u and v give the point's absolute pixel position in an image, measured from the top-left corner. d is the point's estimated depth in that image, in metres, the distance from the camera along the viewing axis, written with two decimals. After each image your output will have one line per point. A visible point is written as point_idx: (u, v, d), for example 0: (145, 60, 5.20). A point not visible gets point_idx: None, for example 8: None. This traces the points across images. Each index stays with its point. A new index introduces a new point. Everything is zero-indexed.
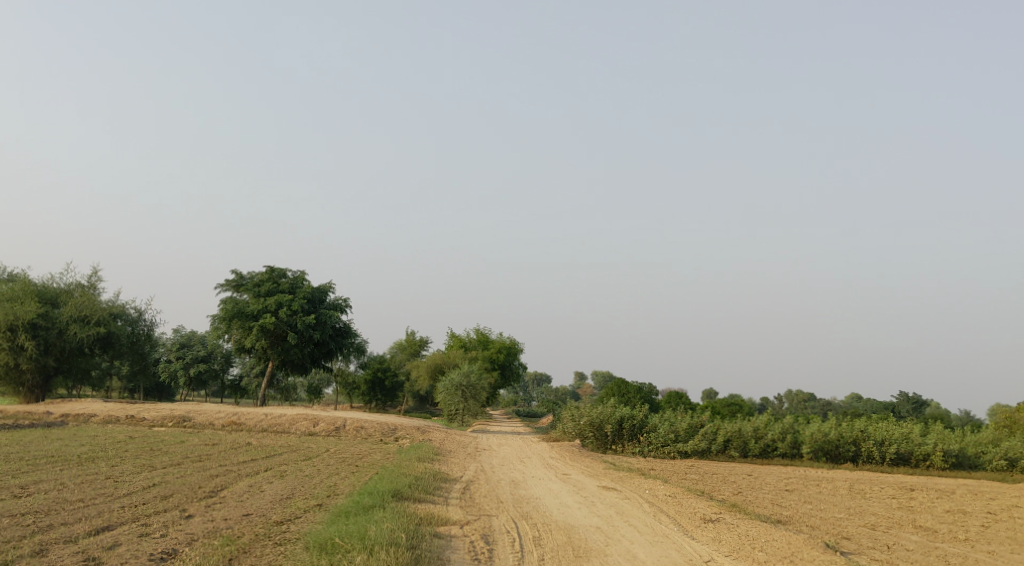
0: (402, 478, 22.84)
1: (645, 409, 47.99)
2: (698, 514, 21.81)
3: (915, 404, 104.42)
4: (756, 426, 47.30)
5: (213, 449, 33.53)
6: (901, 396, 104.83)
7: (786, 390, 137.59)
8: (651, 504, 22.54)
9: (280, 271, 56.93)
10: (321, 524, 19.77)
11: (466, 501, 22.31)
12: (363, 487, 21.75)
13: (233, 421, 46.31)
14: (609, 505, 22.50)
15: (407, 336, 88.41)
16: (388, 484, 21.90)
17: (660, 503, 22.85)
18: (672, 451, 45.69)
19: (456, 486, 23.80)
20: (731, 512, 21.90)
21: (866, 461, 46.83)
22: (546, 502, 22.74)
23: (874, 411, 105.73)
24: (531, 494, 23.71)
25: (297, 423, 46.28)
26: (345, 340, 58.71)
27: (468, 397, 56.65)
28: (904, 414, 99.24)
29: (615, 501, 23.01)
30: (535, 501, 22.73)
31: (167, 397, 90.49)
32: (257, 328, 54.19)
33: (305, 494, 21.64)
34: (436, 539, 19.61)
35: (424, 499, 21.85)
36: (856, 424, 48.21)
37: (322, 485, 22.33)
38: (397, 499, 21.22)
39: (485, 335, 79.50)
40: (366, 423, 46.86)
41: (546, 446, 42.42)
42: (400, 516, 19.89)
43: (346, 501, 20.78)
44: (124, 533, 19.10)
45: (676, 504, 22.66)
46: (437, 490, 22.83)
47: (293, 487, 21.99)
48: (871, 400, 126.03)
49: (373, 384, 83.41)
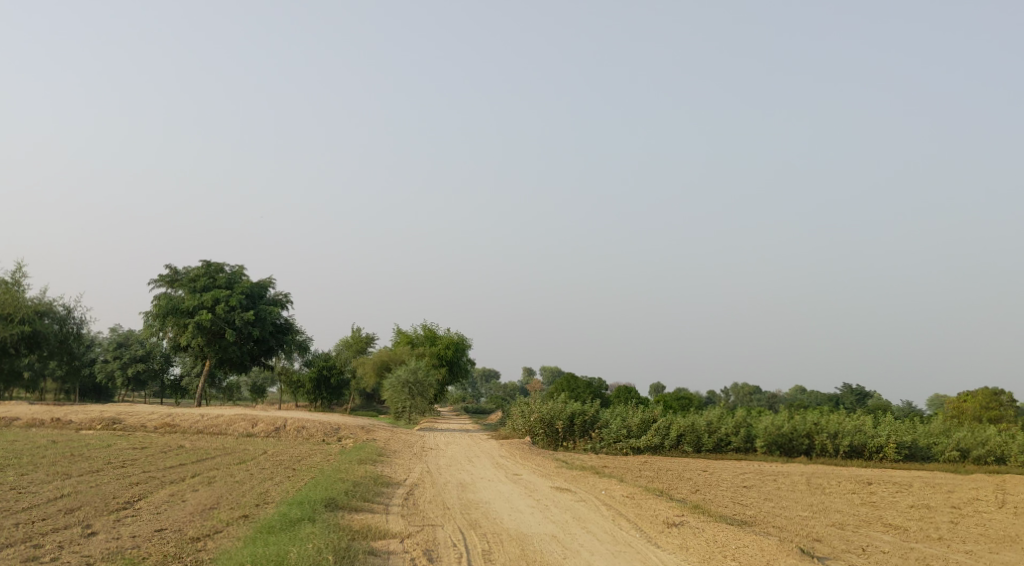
0: (338, 484, 21.15)
1: (597, 405, 46.69)
2: (658, 518, 20.43)
3: (860, 396, 104.63)
4: (709, 420, 46.21)
5: (140, 453, 31.54)
6: (846, 388, 105.01)
7: (732, 384, 137.80)
8: (607, 507, 21.12)
9: (217, 265, 54.69)
10: (240, 540, 18.04)
11: (409, 508, 20.70)
12: (295, 495, 20.04)
13: (166, 423, 44.18)
14: (563, 509, 21.06)
15: (353, 333, 86.27)
16: (323, 492, 20.21)
17: (617, 505, 21.44)
18: (625, 447, 44.45)
19: (399, 491, 22.17)
20: (693, 514, 20.55)
21: (819, 454, 45.92)
22: (495, 507, 21.20)
23: (819, 403, 105.92)
24: (479, 497, 22.15)
25: (235, 424, 44.29)
26: (285, 337, 56.66)
27: (415, 394, 54.94)
28: (849, 406, 99.15)
29: (569, 504, 21.57)
30: (484, 507, 21.18)
31: (105, 398, 87.32)
32: (193, 325, 51.93)
33: (231, 503, 19.88)
34: (372, 557, 17.99)
35: (362, 509, 20.20)
36: (809, 417, 47.30)
37: (249, 492, 20.53)
38: (331, 510, 19.54)
39: (432, 331, 77.73)
40: (307, 422, 44.96)
41: (495, 444, 40.92)
42: (331, 532, 18.23)
43: (275, 512, 19.06)
44: (11, 557, 17.23)
45: (633, 506, 21.26)
46: (377, 497, 21.19)
47: (218, 496, 20.19)
48: (816, 391, 126.56)
49: (318, 383, 81.31)
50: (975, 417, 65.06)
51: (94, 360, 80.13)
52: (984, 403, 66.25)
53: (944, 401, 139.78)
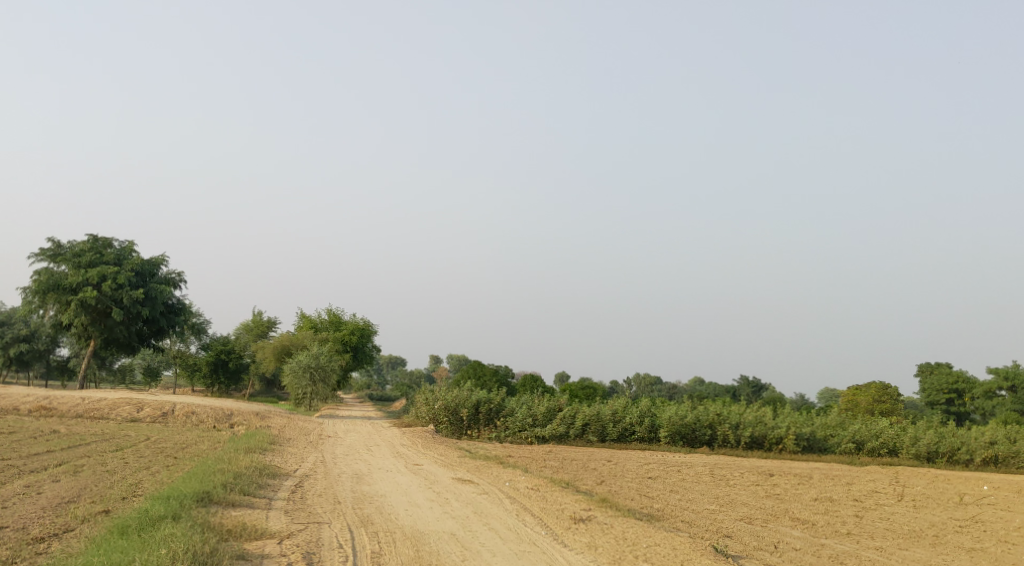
0: (218, 475, 19.47)
1: (502, 393, 45.55)
2: (563, 513, 19.27)
3: (755, 389, 105.96)
4: (614, 409, 45.45)
5: (7, 440, 29.29)
6: (743, 379, 106.18)
7: (634, 374, 138.49)
8: (511, 500, 19.85)
9: (104, 240, 51.82)
10: (90, 542, 16.33)
11: (295, 502, 19.14)
12: (165, 488, 18.34)
13: (43, 406, 41.60)
14: (463, 503, 19.73)
15: (254, 316, 83.43)
16: (197, 485, 18.51)
17: (521, 497, 20.21)
18: (530, 436, 43.48)
19: (288, 482, 20.58)
20: (601, 508, 19.41)
21: (721, 445, 45.54)
22: (391, 501, 19.76)
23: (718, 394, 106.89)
24: (374, 490, 20.67)
25: (118, 408, 41.89)
26: (177, 318, 54.10)
27: (316, 380, 52.99)
28: (746, 397, 100.15)
29: (470, 496, 20.25)
30: (378, 501, 19.73)
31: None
32: (76, 302, 49.11)
33: (92, 496, 18.14)
34: (242, 564, 16.41)
35: (241, 504, 18.57)
36: (712, 407, 46.86)
37: (114, 484, 18.78)
38: (205, 507, 17.87)
39: (336, 316, 75.57)
40: (198, 407, 42.80)
41: (395, 432, 39.44)
42: (196, 534, 16.60)
43: (136, 508, 17.36)
44: None
45: (538, 499, 20.05)
46: (260, 490, 19.57)
47: (78, 487, 18.43)
48: (716, 383, 127.98)
49: (215, 367, 78.44)
50: (869, 409, 65.80)
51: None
52: (878, 396, 67.05)
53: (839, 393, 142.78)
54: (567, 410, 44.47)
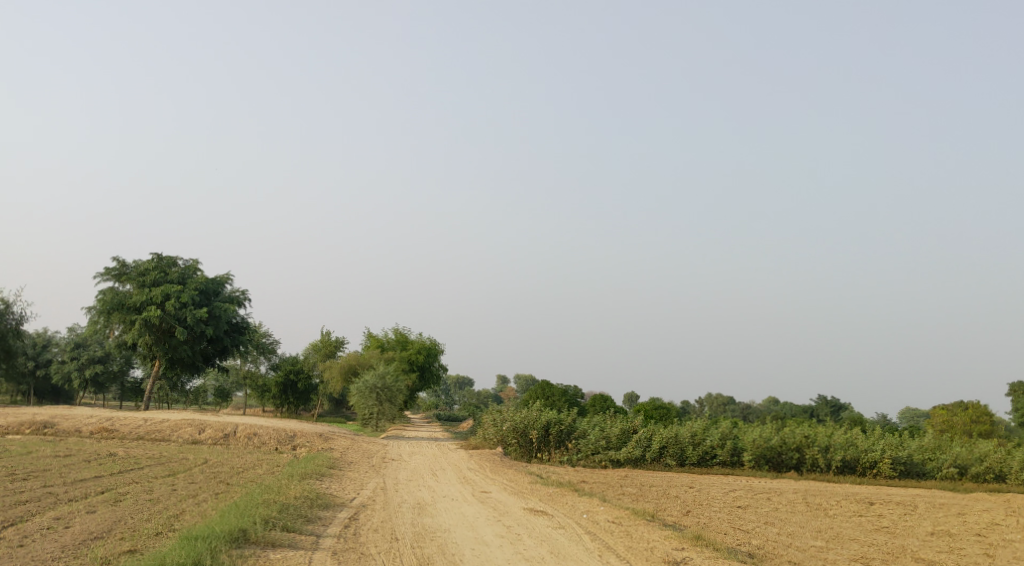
0: (259, 510, 17.79)
1: (574, 414, 43.41)
2: (650, 556, 17.15)
3: (834, 409, 102.19)
4: (694, 431, 42.95)
5: (57, 464, 27.99)
6: (821, 399, 102.45)
7: (706, 395, 134.94)
8: (590, 537, 17.77)
9: (169, 259, 50.94)
10: None
11: (345, 541, 17.34)
12: (196, 526, 16.71)
13: (104, 428, 40.54)
14: (537, 539, 17.73)
15: (322, 335, 82.34)
16: (232, 524, 16.83)
17: (601, 533, 18.14)
18: (603, 459, 41.30)
19: (340, 516, 18.79)
20: (695, 549, 17.24)
21: (810, 470, 42.76)
22: (455, 538, 17.80)
23: (795, 415, 103.25)
24: (435, 523, 18.75)
25: (180, 430, 40.66)
26: (241, 337, 52.96)
27: (382, 401, 51.31)
28: (826, 417, 96.41)
29: (544, 532, 18.21)
30: (441, 538, 17.77)
31: (64, 401, 82.71)
32: (139, 321, 48.19)
33: (117, 533, 16.60)
34: None
35: (281, 545, 16.85)
36: (799, 429, 44.11)
37: (144, 519, 17.22)
38: (238, 554, 16.18)
39: (403, 335, 74.13)
40: (260, 428, 41.37)
41: (463, 455, 37.54)
42: None
43: (158, 552, 15.73)
44: None
45: (620, 536, 17.95)
46: (307, 527, 17.82)
47: (108, 520, 16.93)
48: (791, 404, 123.95)
49: (285, 387, 77.55)
50: (966, 431, 62.13)
51: (50, 361, 76.18)
52: (975, 417, 63.34)
53: (922, 412, 137.46)
54: (644, 434, 42.14)
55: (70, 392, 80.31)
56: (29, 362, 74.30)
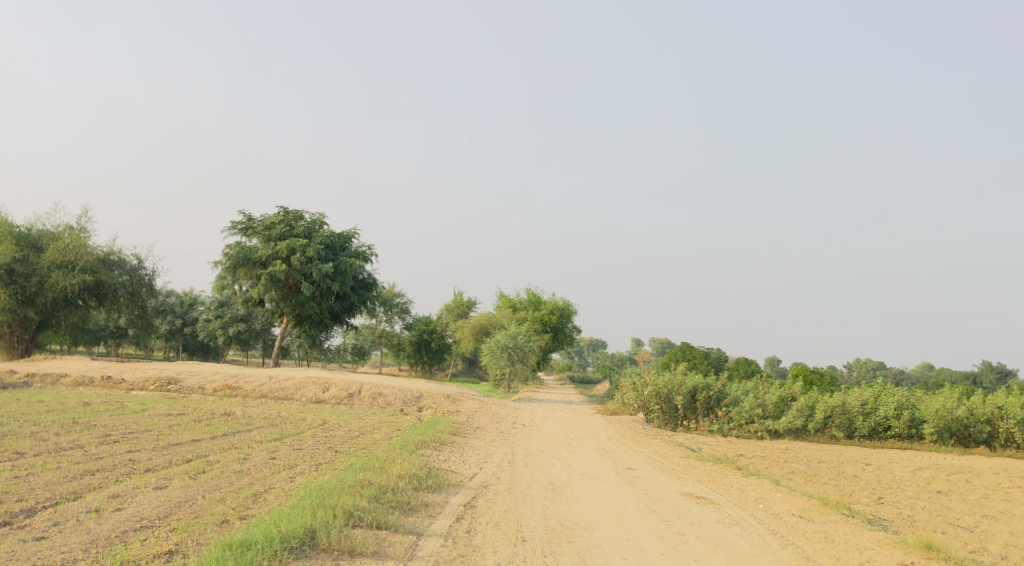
0: (343, 499, 15.29)
1: (722, 378, 39.37)
2: None
3: (1000, 375, 94.56)
4: (864, 400, 38.40)
5: (162, 423, 25.65)
6: (984, 365, 94.97)
7: (854, 359, 127.69)
8: (778, 543, 14.60)
9: (295, 213, 48.72)
10: None
11: (453, 546, 14.60)
12: (253, 526, 14.40)
13: (227, 385, 38.40)
14: (708, 545, 14.48)
15: (455, 295, 79.88)
16: (295, 526, 14.41)
17: (792, 538, 14.81)
18: (759, 430, 37.16)
19: (451, 504, 16.05)
20: None
21: (1003, 446, 38.06)
22: (600, 540, 14.73)
23: (954, 381, 96.19)
24: (573, 514, 15.64)
25: (304, 389, 38.36)
26: (368, 294, 50.62)
27: (516, 361, 48.14)
28: (989, 386, 89.15)
29: (716, 531, 14.99)
30: (581, 541, 14.70)
31: (210, 357, 82.68)
32: (265, 276, 46.25)
33: (169, 526, 14.52)
34: None
35: (361, 554, 14.30)
36: (988, 398, 39.24)
37: (210, 508, 15.05)
38: None
39: (537, 296, 70.97)
40: (385, 388, 38.86)
41: (601, 420, 34.10)
42: None
43: None
44: None
45: (818, 543, 14.65)
46: (406, 524, 15.18)
47: (166, 506, 15.05)
48: (949, 370, 115.98)
49: (420, 346, 75.53)
50: None
51: (196, 320, 75.67)
52: None
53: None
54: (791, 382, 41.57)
55: (218, 349, 80.01)
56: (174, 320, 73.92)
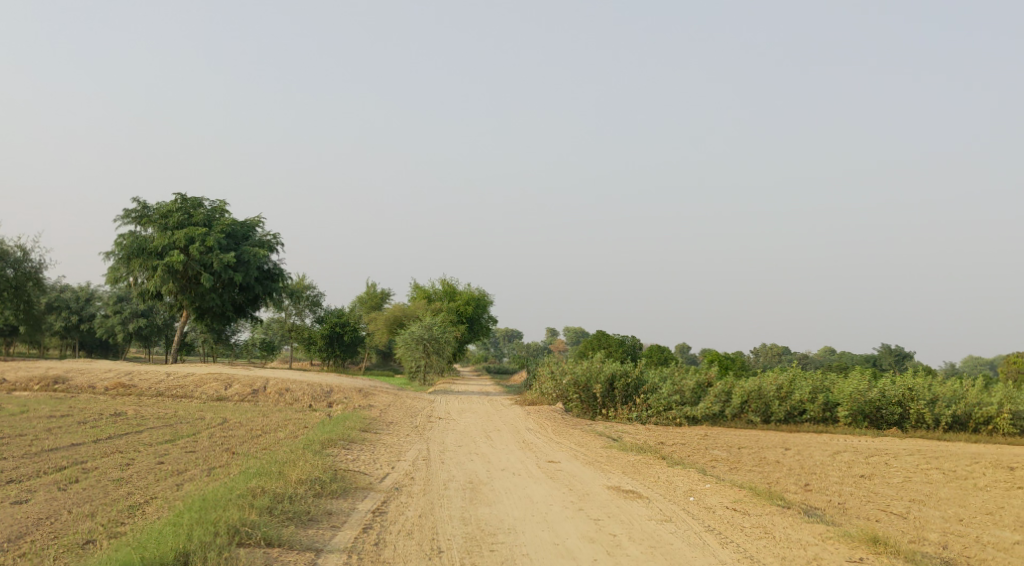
0: (227, 513, 13.93)
1: (639, 365, 38.61)
2: None
3: (899, 357, 96.54)
4: (780, 384, 38.05)
5: (43, 427, 23.52)
6: (884, 347, 96.79)
7: (760, 345, 129.31)
8: (717, 542, 13.71)
9: (194, 200, 46.43)
10: None
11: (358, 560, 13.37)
12: (116, 547, 13.12)
13: (120, 383, 36.11)
14: (644, 547, 13.51)
15: (368, 287, 77.98)
16: (163, 546, 13.05)
17: (731, 537, 13.92)
18: (678, 417, 36.43)
19: (356, 514, 14.79)
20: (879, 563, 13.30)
21: (915, 427, 38.05)
22: (525, 547, 13.63)
23: (856, 365, 97.85)
24: (496, 517, 14.51)
25: (205, 386, 36.29)
26: (273, 285, 48.56)
27: (430, 352, 46.68)
28: (890, 367, 90.67)
29: (650, 531, 14.04)
30: (504, 549, 13.59)
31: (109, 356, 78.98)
32: (162, 267, 43.82)
33: (20, 550, 13.30)
34: None
35: None
36: (899, 379, 39.24)
37: (73, 525, 13.86)
38: None
39: (451, 286, 69.55)
40: (292, 383, 37.05)
41: (519, 411, 32.89)
42: None
43: None
44: None
45: (759, 541, 13.78)
46: (304, 539, 13.89)
47: (24, 523, 13.87)
48: (851, 354, 118.25)
49: (331, 340, 73.38)
50: None
51: (93, 316, 72.11)
52: None
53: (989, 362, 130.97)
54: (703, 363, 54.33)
55: (117, 347, 76.48)
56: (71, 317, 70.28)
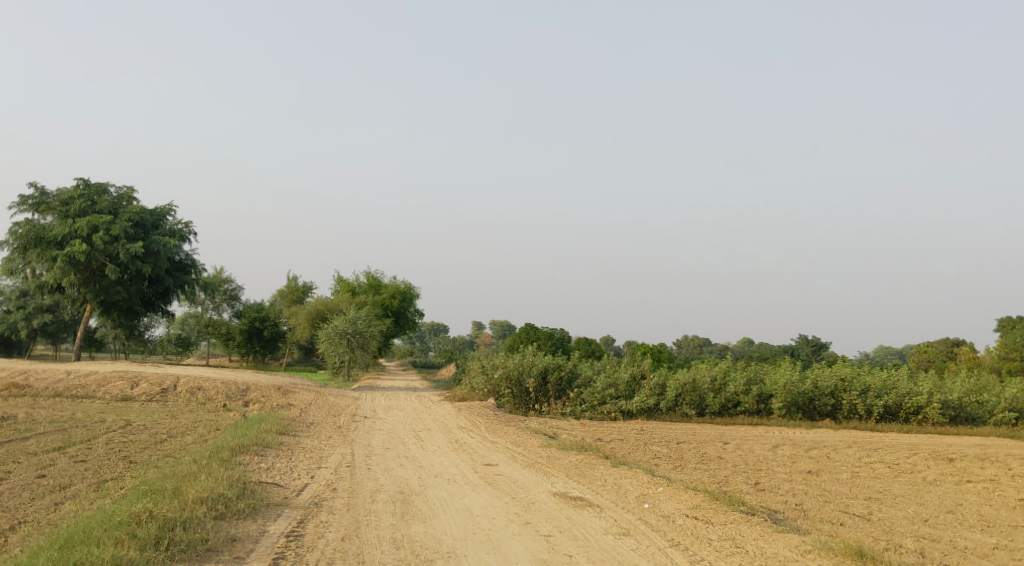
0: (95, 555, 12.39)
1: (573, 358, 37.22)
2: None
3: (816, 348, 97.02)
4: (715, 376, 37.02)
5: None
6: (802, 338, 97.27)
7: (682, 338, 129.41)
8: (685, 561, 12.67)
9: (98, 186, 43.69)
10: None
11: None
12: None
13: (15, 383, 33.49)
14: None
15: (289, 280, 75.38)
16: None
17: (700, 553, 12.92)
18: (613, 411, 35.16)
19: (265, 542, 13.25)
20: None
21: (847, 418, 37.31)
22: None
23: (776, 355, 98.24)
24: (434, 538, 13.26)
25: (109, 386, 33.84)
26: (185, 277, 46.01)
27: (354, 347, 44.71)
28: (809, 357, 90.91)
29: (608, 550, 13.00)
30: None
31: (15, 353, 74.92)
32: (62, 258, 41.07)
33: None
34: None
35: None
36: (832, 368, 38.48)
37: None
38: None
39: (376, 279, 67.44)
40: (205, 381, 34.81)
41: (449, 408, 31.21)
42: None
43: None
44: None
45: (732, 557, 12.83)
46: None
47: None
48: (769, 347, 118.85)
49: (250, 335, 70.63)
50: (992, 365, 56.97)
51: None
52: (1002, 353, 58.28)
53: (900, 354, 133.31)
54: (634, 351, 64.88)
55: (23, 344, 72.67)
56: None
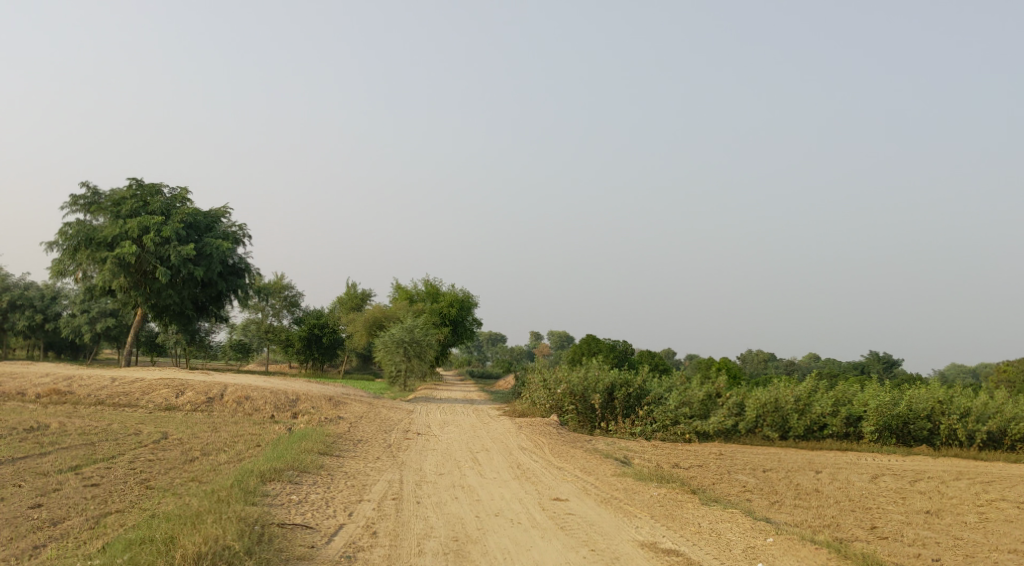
0: None
1: (644, 373, 34.50)
2: None
3: (887, 364, 92.85)
4: (798, 395, 34.03)
5: None
6: (873, 355, 93.25)
7: (746, 354, 125.61)
8: None
9: (151, 186, 42.10)
10: None
11: None
12: None
13: (56, 389, 31.78)
14: None
15: (347, 287, 73.60)
16: None
17: None
18: (688, 432, 32.34)
19: None
20: None
21: (945, 444, 34.00)
22: None
23: (845, 373, 94.31)
24: None
25: (154, 394, 31.95)
26: (239, 281, 44.17)
27: (412, 356, 42.44)
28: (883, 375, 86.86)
29: None
30: None
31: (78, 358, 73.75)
32: (112, 260, 39.48)
33: None
34: None
35: None
36: (927, 388, 35.19)
37: None
38: None
39: (435, 287, 65.31)
40: (253, 391, 32.77)
41: (508, 425, 28.75)
42: None
43: None
44: None
45: None
46: None
47: None
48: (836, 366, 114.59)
49: (309, 342, 68.89)
50: None
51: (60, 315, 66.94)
52: None
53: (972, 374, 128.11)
54: (693, 371, 74.06)
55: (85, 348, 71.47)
56: (35, 315, 65.25)
